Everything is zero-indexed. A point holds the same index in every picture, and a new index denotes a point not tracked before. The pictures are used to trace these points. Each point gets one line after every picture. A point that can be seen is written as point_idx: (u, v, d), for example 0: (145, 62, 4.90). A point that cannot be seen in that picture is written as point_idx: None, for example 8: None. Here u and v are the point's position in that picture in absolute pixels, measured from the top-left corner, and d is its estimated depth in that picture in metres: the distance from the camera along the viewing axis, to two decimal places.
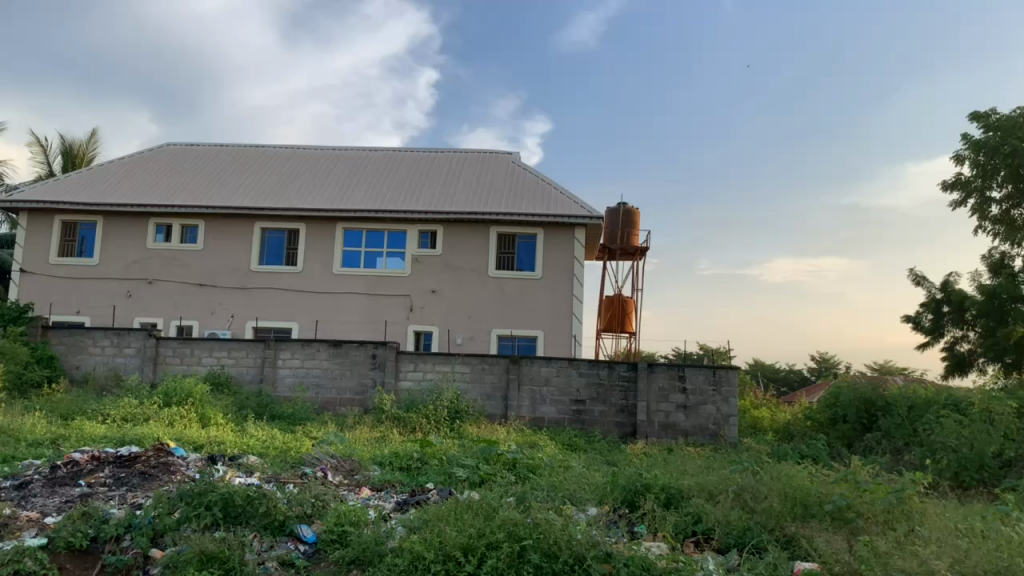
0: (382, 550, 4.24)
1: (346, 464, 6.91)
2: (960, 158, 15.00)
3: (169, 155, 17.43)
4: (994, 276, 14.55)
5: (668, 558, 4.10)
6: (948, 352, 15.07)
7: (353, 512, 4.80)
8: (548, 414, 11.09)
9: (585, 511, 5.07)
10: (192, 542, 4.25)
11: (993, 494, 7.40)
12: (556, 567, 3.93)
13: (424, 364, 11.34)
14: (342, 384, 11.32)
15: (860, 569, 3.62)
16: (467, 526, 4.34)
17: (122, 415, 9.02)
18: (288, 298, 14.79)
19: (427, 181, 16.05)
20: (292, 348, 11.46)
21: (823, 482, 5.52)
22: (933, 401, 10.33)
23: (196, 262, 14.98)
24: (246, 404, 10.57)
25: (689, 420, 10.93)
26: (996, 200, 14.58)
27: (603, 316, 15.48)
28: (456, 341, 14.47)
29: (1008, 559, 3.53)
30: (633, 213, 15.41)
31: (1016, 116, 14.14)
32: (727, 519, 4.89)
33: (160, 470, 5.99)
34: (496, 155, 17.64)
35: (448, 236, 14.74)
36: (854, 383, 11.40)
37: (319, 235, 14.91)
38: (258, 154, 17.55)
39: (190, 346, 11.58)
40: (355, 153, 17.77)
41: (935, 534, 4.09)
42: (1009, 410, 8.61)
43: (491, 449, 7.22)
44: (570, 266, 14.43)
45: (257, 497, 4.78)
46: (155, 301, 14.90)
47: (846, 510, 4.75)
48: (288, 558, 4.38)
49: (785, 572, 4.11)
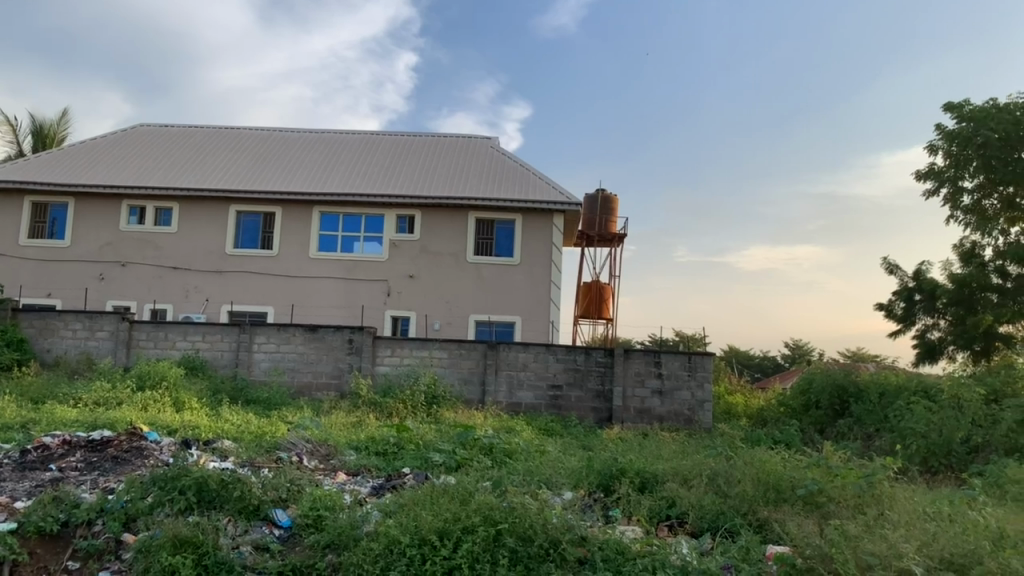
0: (358, 535, 4.24)
1: (322, 449, 6.90)
2: (933, 148, 15.17)
3: (142, 136, 17.16)
4: (965, 265, 14.74)
5: (643, 542, 4.17)
6: (920, 340, 15.26)
7: (329, 497, 4.77)
8: (525, 399, 11.13)
9: (560, 495, 5.11)
10: (166, 526, 4.22)
11: (962, 479, 7.52)
12: (532, 551, 3.98)
13: (402, 349, 11.31)
14: (319, 368, 11.27)
15: (829, 553, 3.64)
16: (443, 511, 4.32)
17: (95, 399, 8.92)
18: (264, 282, 14.66)
19: (405, 166, 15.93)
20: (268, 332, 11.38)
21: (796, 466, 5.59)
22: (904, 387, 10.47)
23: (171, 245, 14.81)
24: (221, 388, 10.49)
25: (664, 406, 11.01)
26: (968, 189, 14.72)
27: (580, 301, 15.51)
28: (434, 326, 14.46)
29: (975, 543, 3.58)
30: (611, 199, 15.44)
31: (989, 108, 14.32)
32: (701, 504, 4.97)
33: (133, 454, 5.93)
34: (476, 140, 17.55)
35: (425, 221, 14.67)
36: (827, 370, 11.55)
37: (295, 218, 14.78)
38: (233, 136, 17.32)
39: (164, 330, 11.45)
40: (333, 136, 17.59)
41: (904, 518, 4.17)
42: (977, 397, 8.77)
43: (467, 434, 7.23)
44: (548, 252, 14.43)
45: (232, 482, 4.75)
46: (128, 285, 14.73)
47: (818, 494, 4.81)
48: (263, 543, 4.37)
49: (757, 555, 4.15)
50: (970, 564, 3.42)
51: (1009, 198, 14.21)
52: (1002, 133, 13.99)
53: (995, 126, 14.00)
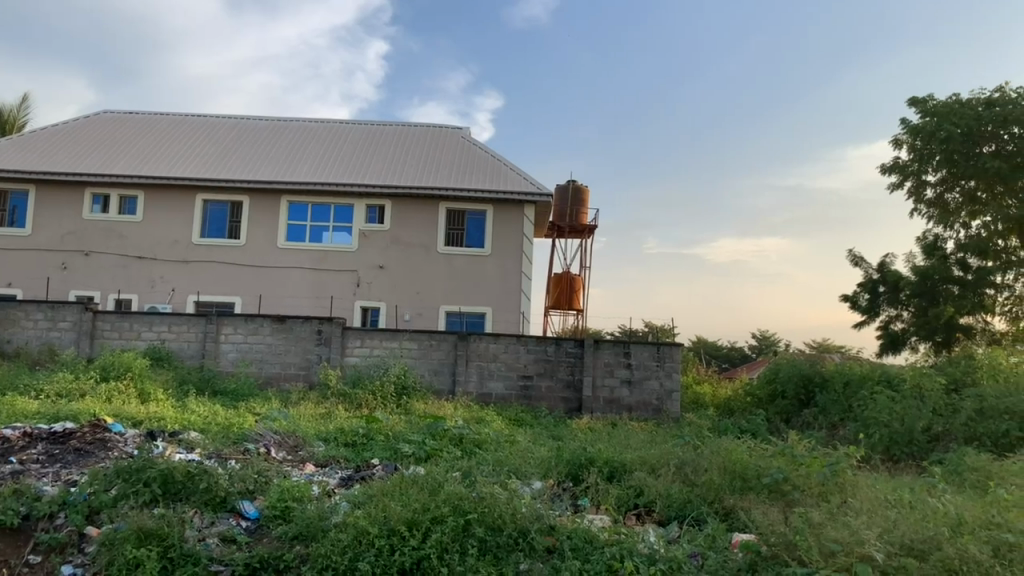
0: (326, 526, 4.20)
1: (290, 440, 6.84)
2: (898, 142, 15.42)
3: (105, 123, 16.81)
4: (927, 258, 15.12)
5: (611, 531, 4.21)
6: (883, 331, 15.53)
7: (297, 488, 4.74)
8: (495, 390, 11.14)
9: (530, 485, 5.13)
10: (130, 519, 4.16)
11: (922, 467, 7.68)
12: (501, 540, 4.01)
13: (371, 340, 11.24)
14: (287, 359, 11.18)
15: (794, 540, 3.70)
16: (413, 501, 4.32)
17: (57, 391, 8.76)
18: (231, 272, 14.51)
19: (374, 156, 15.80)
20: (235, 323, 11.26)
21: (762, 455, 5.67)
22: (868, 377, 10.67)
23: (136, 234, 14.56)
24: (188, 379, 10.38)
25: (633, 396, 11.09)
26: (931, 183, 15.02)
27: (551, 292, 15.54)
28: (404, 317, 14.41)
29: (934, 529, 3.67)
30: (582, 189, 15.47)
31: (951, 103, 14.60)
32: (669, 492, 5.03)
33: (97, 446, 5.83)
34: (446, 130, 17.49)
35: (395, 211, 14.58)
36: (792, 360, 11.73)
37: (264, 207, 14.60)
38: (199, 124, 17.06)
39: (129, 320, 11.27)
40: (301, 124, 17.40)
41: (867, 505, 4.25)
42: (937, 387, 9.03)
43: (437, 425, 7.22)
44: (519, 243, 14.44)
45: (198, 474, 4.70)
46: (92, 274, 14.49)
47: (783, 482, 4.85)
48: (229, 534, 4.33)
49: (722, 542, 4.21)
50: (929, 550, 3.50)
51: (970, 192, 14.54)
52: (964, 128, 14.22)
53: (958, 121, 14.25)
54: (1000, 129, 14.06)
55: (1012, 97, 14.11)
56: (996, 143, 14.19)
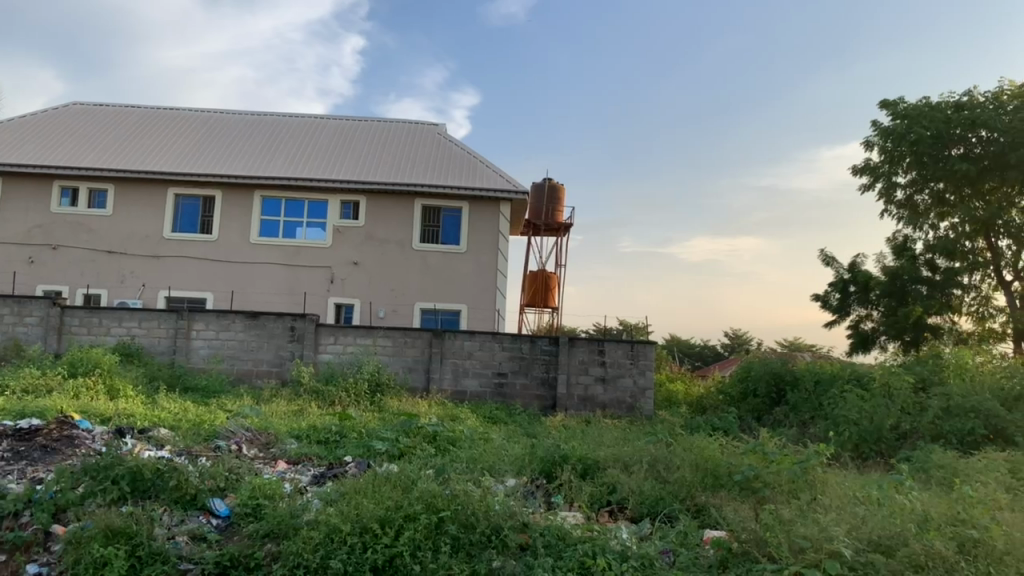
0: (298, 524, 4.17)
1: (262, 438, 6.78)
2: (869, 144, 15.63)
3: (73, 115, 16.54)
4: (897, 258, 15.37)
5: (584, 528, 4.24)
6: (854, 330, 15.75)
7: (268, 486, 4.70)
8: (470, 388, 11.14)
9: (504, 482, 5.14)
10: (98, 517, 4.11)
11: (890, 464, 7.78)
12: (474, 538, 4.00)
13: (345, 337, 11.18)
14: (259, 356, 11.08)
15: (765, 536, 3.74)
16: (385, 499, 4.30)
17: (23, 387, 8.60)
18: (203, 267, 14.34)
19: (350, 151, 15.70)
20: (206, 319, 11.14)
21: (733, 453, 5.73)
22: (838, 375, 10.81)
23: (106, 228, 14.35)
24: (158, 375, 10.25)
25: (607, 393, 11.13)
26: (901, 185, 15.28)
27: (526, 290, 15.55)
28: (378, 314, 14.34)
29: (901, 525, 3.73)
30: (558, 188, 15.50)
31: (922, 106, 14.82)
32: (641, 489, 5.05)
33: (63, 444, 5.74)
34: (422, 126, 17.43)
35: (370, 207, 14.50)
36: (764, 359, 11.88)
37: (237, 202, 14.46)
38: (172, 117, 16.84)
39: (98, 316, 11.10)
40: (275, 119, 17.25)
41: (835, 502, 4.31)
42: (905, 386, 9.17)
43: (411, 422, 7.19)
44: (494, 240, 14.43)
45: (168, 470, 4.65)
46: (60, 268, 14.26)
47: (754, 480, 4.90)
48: (199, 533, 4.28)
49: (694, 538, 4.26)
50: (896, 546, 3.55)
51: (939, 194, 14.77)
52: (933, 130, 14.41)
53: (927, 124, 14.45)
54: (968, 132, 14.21)
55: (980, 101, 14.35)
56: (965, 145, 14.33)
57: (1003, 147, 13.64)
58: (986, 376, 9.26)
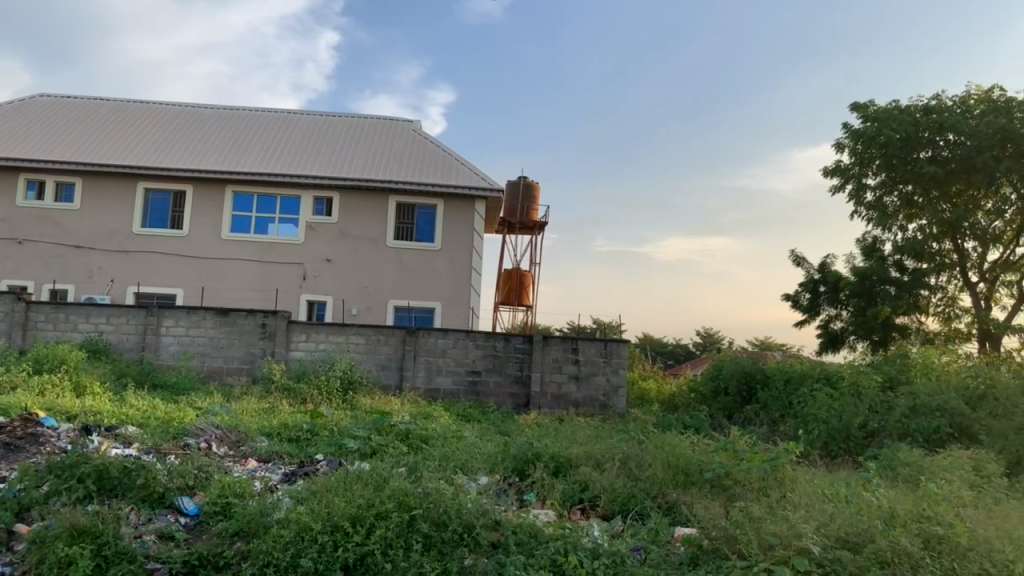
0: (268, 523, 4.13)
1: (233, 435, 6.72)
2: (840, 145, 15.81)
3: (41, 108, 16.23)
4: (866, 259, 15.58)
5: (556, 525, 4.23)
6: (824, 330, 15.96)
7: (237, 484, 4.65)
8: (443, 385, 11.11)
9: (476, 480, 5.13)
10: (63, 516, 4.03)
11: (858, 462, 7.88)
12: (446, 535, 3.99)
13: (317, 335, 11.10)
14: (229, 353, 10.96)
15: (734, 534, 3.77)
16: (357, 497, 4.28)
17: None
18: (173, 263, 14.16)
19: (323, 148, 15.56)
20: (176, 316, 11.00)
21: (704, 450, 5.75)
22: (807, 374, 10.93)
23: (73, 223, 14.12)
24: (126, 373, 10.11)
25: (580, 391, 11.16)
26: (871, 186, 15.47)
27: (501, 288, 15.55)
28: (352, 311, 14.26)
29: (868, 522, 3.78)
30: (533, 186, 15.51)
31: (891, 109, 15.03)
32: (613, 487, 5.06)
33: (28, 441, 5.63)
34: (396, 123, 17.36)
35: (343, 203, 14.41)
36: (735, 358, 11.99)
37: (208, 197, 14.29)
38: (142, 111, 16.59)
39: (65, 311, 10.91)
40: (247, 114, 17.07)
41: (803, 499, 4.35)
42: (873, 384, 9.31)
43: (383, 420, 7.16)
44: (468, 238, 14.39)
45: (135, 469, 4.59)
46: (26, 263, 14.01)
47: (724, 478, 4.94)
48: (167, 531, 4.23)
49: (665, 536, 4.29)
50: (863, 542, 3.60)
51: (908, 196, 15.00)
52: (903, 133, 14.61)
53: (897, 126, 14.66)
54: (936, 135, 14.47)
55: (948, 105, 14.57)
56: (933, 148, 14.58)
57: (969, 150, 13.91)
58: (952, 376, 9.42)
